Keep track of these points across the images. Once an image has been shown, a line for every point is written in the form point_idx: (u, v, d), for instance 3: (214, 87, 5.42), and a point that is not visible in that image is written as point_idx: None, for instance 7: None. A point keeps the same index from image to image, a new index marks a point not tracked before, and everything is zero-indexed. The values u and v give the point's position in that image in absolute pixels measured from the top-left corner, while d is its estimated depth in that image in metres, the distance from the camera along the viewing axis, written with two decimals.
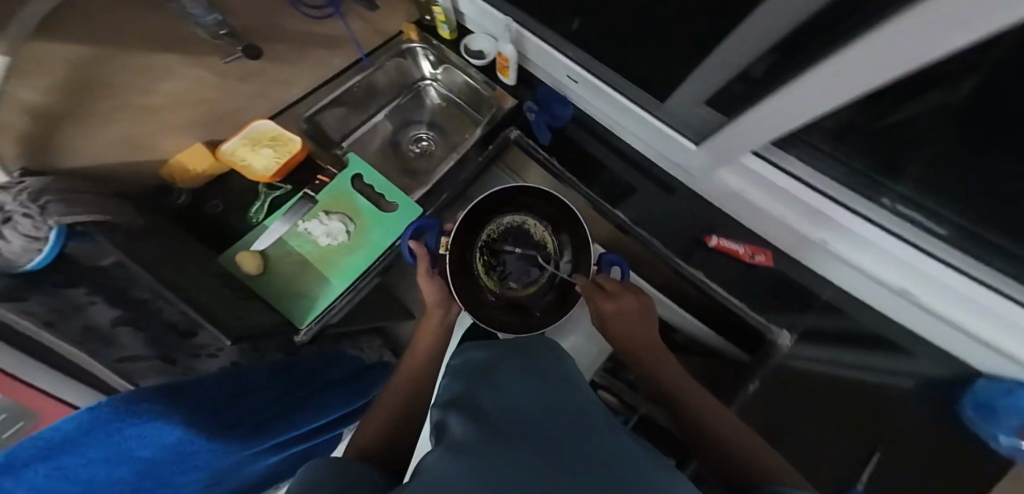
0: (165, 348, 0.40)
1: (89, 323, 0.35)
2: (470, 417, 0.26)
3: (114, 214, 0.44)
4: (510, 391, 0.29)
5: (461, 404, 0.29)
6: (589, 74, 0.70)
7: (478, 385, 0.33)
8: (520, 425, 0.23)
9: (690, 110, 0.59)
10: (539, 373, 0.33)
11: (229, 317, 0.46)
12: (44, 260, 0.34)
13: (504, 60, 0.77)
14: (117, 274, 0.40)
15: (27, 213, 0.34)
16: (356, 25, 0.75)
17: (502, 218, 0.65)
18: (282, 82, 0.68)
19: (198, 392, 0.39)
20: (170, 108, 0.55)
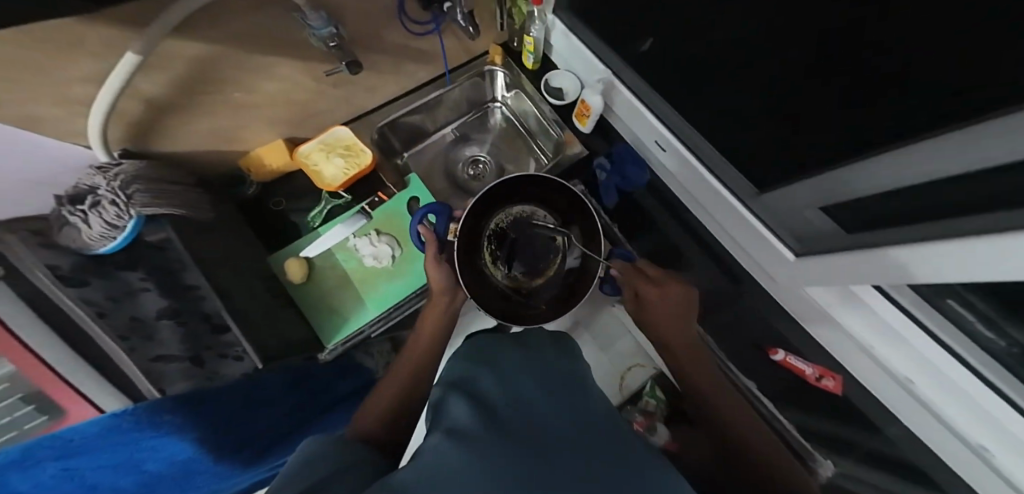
0: (198, 345, 0.39)
1: (136, 314, 0.36)
2: (475, 404, 0.30)
3: (192, 209, 0.44)
4: (516, 386, 0.34)
5: (464, 389, 0.33)
6: (668, 130, 0.61)
7: (479, 372, 0.36)
8: (527, 429, 0.27)
9: (793, 213, 0.50)
10: (541, 371, 0.38)
11: (261, 331, 0.44)
12: (117, 247, 0.37)
13: (585, 107, 0.68)
14: (170, 266, 0.39)
15: (114, 200, 0.36)
16: (450, 42, 0.67)
17: (511, 205, 0.57)
18: (370, 88, 0.66)
19: (219, 405, 0.37)
20: (259, 106, 0.53)
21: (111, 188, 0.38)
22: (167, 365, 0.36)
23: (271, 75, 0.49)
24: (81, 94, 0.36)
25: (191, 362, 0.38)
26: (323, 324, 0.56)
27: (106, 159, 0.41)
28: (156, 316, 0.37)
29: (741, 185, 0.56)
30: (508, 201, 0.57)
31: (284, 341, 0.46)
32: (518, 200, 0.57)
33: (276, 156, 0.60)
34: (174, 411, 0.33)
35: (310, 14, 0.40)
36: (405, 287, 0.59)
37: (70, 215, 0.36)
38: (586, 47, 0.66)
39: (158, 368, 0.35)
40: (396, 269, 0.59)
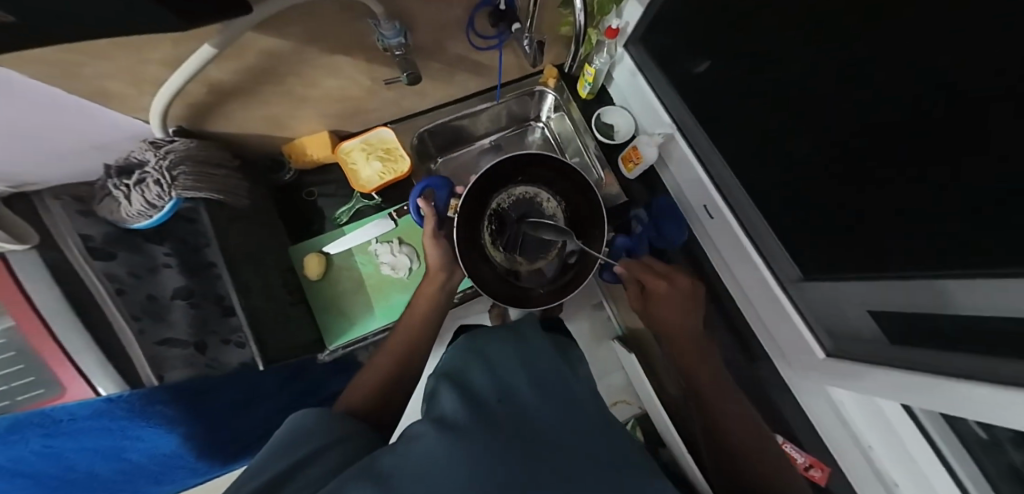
0: (203, 332, 0.39)
1: (153, 293, 0.38)
2: (465, 401, 0.34)
3: (229, 195, 0.47)
4: (514, 382, 0.39)
5: (459, 386, 0.37)
6: (706, 171, 0.60)
7: (476, 369, 0.41)
8: (513, 428, 0.31)
9: (838, 305, 0.48)
10: (534, 368, 0.42)
11: (268, 332, 0.43)
12: (151, 223, 0.40)
13: (635, 153, 0.64)
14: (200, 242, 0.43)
15: (158, 179, 0.40)
16: (509, 59, 0.65)
17: (514, 188, 0.61)
18: (422, 94, 0.64)
19: (212, 399, 0.37)
20: (313, 97, 0.53)
21: (158, 166, 0.41)
22: (171, 350, 0.35)
23: (336, 72, 0.50)
24: (150, 74, 0.36)
25: (195, 349, 0.38)
26: (329, 325, 0.55)
27: (160, 136, 0.43)
28: (170, 296, 0.39)
29: (785, 265, 0.54)
30: (511, 182, 0.60)
31: (289, 344, 0.46)
32: (521, 182, 0.61)
33: (318, 147, 0.60)
34: (168, 403, 0.33)
35: (384, 23, 0.40)
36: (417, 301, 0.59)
37: (115, 187, 0.39)
38: (653, 93, 0.64)
39: (164, 353, 0.35)
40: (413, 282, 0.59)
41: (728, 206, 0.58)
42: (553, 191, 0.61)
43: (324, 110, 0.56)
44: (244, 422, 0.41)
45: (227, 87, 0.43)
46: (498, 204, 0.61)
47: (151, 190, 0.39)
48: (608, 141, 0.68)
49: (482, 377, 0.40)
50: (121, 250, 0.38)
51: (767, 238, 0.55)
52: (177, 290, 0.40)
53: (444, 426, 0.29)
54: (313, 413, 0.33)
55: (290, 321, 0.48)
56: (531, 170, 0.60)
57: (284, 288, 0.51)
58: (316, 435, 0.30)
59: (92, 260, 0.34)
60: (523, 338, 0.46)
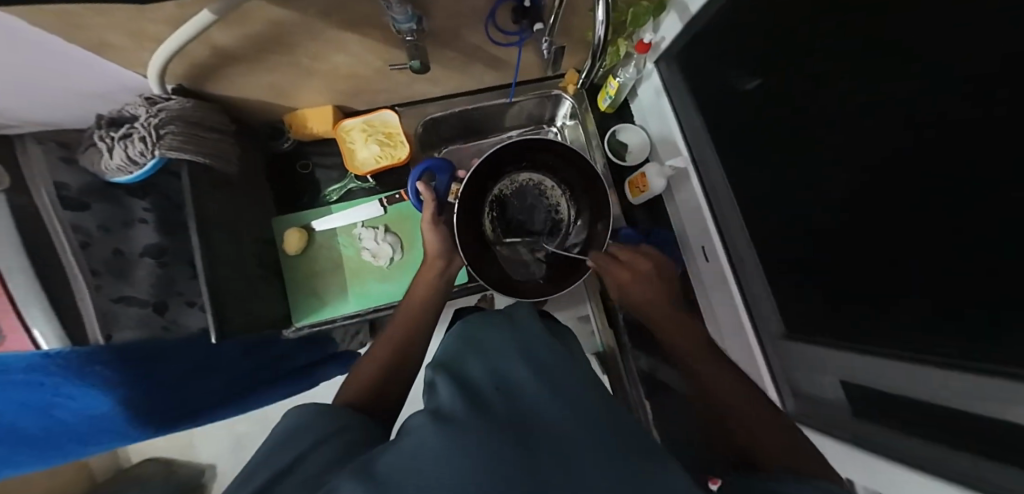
0: (164, 294, 0.40)
1: (121, 248, 0.38)
2: (461, 389, 0.24)
3: (217, 159, 0.47)
4: (514, 356, 0.29)
5: (451, 372, 0.27)
6: (708, 205, 0.58)
7: (467, 353, 0.30)
8: (525, 416, 0.22)
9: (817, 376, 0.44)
10: (540, 339, 0.32)
11: (232, 306, 0.44)
12: (132, 179, 0.41)
13: (642, 180, 0.63)
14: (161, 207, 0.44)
15: (144, 137, 0.40)
16: (528, 57, 0.61)
17: (519, 175, 0.63)
18: (433, 81, 0.62)
19: (160, 366, 0.37)
20: (321, 71, 0.52)
21: (147, 123, 0.41)
22: (127, 309, 0.36)
23: (347, 50, 0.48)
24: (150, 30, 0.36)
25: (153, 309, 0.39)
26: (299, 302, 0.57)
27: (159, 93, 0.44)
28: (138, 254, 0.40)
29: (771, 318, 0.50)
30: (515, 168, 0.62)
31: (254, 318, 0.47)
32: (524, 169, 0.63)
33: (319, 121, 0.59)
34: (107, 364, 0.32)
35: (397, 8, 0.38)
36: (392, 293, 0.59)
37: (100, 138, 0.40)
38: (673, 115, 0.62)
39: (118, 310, 0.35)
40: (389, 274, 0.59)
41: (723, 244, 0.56)
42: (558, 179, 0.63)
43: (331, 85, 0.56)
44: (198, 390, 0.41)
45: (235, 50, 0.43)
46: (501, 190, 0.63)
47: (134, 146, 0.40)
48: (620, 162, 0.67)
49: (473, 362, 0.29)
50: (95, 201, 0.39)
51: (758, 288, 0.52)
52: (145, 248, 0.40)
53: (435, 417, 0.21)
54: (310, 406, 0.31)
55: (257, 296, 0.48)
56: (537, 158, 0.61)
57: (257, 259, 0.51)
58: (302, 438, 0.27)
59: (61, 209, 0.35)
60: (523, 322, 0.36)
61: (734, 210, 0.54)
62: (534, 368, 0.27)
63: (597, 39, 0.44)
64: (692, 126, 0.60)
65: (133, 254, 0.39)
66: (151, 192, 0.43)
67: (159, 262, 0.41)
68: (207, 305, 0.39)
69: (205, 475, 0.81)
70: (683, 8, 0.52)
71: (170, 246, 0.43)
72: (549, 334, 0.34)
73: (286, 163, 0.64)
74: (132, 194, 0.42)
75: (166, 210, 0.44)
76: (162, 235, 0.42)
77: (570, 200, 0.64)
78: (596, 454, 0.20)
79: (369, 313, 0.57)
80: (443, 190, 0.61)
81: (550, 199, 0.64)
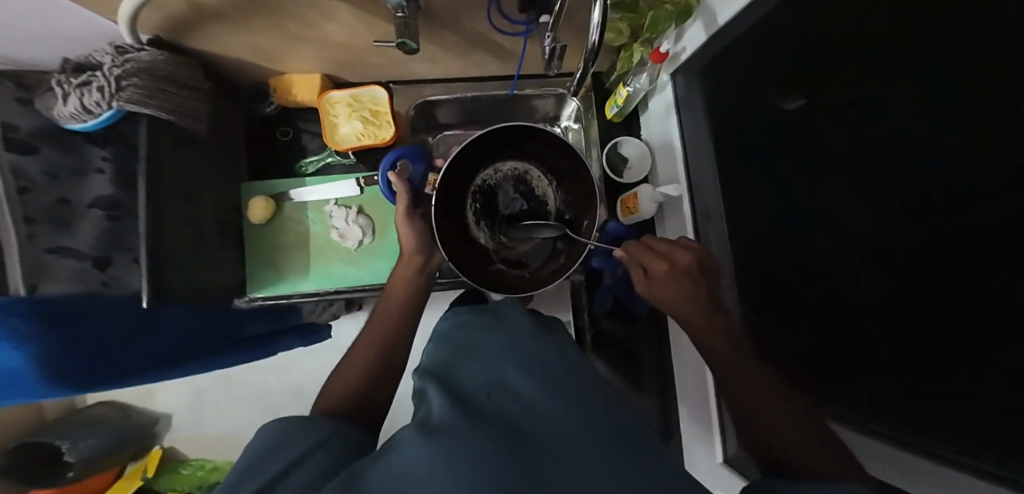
0: (104, 250, 0.45)
1: (68, 197, 0.43)
2: (454, 402, 0.35)
3: (181, 116, 0.48)
4: (501, 370, 0.40)
5: (445, 384, 0.39)
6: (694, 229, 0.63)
7: (462, 366, 0.42)
8: (503, 416, 0.33)
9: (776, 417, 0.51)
10: (528, 347, 0.44)
11: (172, 275, 0.47)
12: (89, 125, 0.42)
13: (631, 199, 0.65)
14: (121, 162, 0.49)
15: (103, 86, 0.40)
16: (532, 49, 0.57)
17: (502, 164, 0.62)
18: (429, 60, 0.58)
19: (84, 325, 0.41)
20: (310, 38, 0.49)
21: (109, 73, 0.41)
22: (62, 261, 0.41)
23: (334, 21, 0.45)
24: None
25: (91, 264, 0.44)
26: (258, 275, 0.63)
27: (130, 41, 0.44)
28: (87, 205, 0.44)
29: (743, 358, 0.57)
30: (499, 157, 0.61)
31: (199, 284, 0.52)
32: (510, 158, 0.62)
33: (306, 89, 0.62)
34: (27, 319, 0.36)
35: None
36: (349, 276, 0.63)
37: (58, 83, 0.40)
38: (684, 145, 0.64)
39: (51, 263, 0.40)
40: (350, 260, 0.64)
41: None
42: (544, 168, 0.62)
43: (326, 52, 0.54)
44: (129, 351, 0.45)
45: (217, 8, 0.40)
46: (485, 181, 0.62)
47: (91, 95, 0.40)
48: (616, 179, 0.68)
49: (462, 370, 0.42)
50: (48, 146, 0.43)
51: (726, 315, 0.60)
52: (94, 199, 0.45)
53: (429, 426, 0.32)
54: (286, 421, 0.36)
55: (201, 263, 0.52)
56: (519, 146, 0.60)
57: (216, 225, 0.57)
58: (292, 443, 0.33)
59: (5, 151, 0.39)
60: (509, 319, 0.51)
61: (717, 239, 0.60)
62: (525, 380, 0.38)
63: (589, 41, 0.34)
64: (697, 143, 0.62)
65: (81, 206, 0.44)
66: (114, 142, 0.48)
67: (108, 215, 0.46)
68: (144, 275, 0.43)
69: (158, 423, 0.93)
70: (710, 17, 0.50)
71: (123, 201, 0.48)
72: (534, 328, 0.48)
73: (270, 125, 0.69)
74: (92, 143, 0.46)
75: (124, 159, 0.49)
76: (115, 188, 0.47)
77: (557, 190, 0.63)
78: (595, 452, 0.28)
79: (326, 293, 0.62)
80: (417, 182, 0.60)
81: (536, 189, 0.63)
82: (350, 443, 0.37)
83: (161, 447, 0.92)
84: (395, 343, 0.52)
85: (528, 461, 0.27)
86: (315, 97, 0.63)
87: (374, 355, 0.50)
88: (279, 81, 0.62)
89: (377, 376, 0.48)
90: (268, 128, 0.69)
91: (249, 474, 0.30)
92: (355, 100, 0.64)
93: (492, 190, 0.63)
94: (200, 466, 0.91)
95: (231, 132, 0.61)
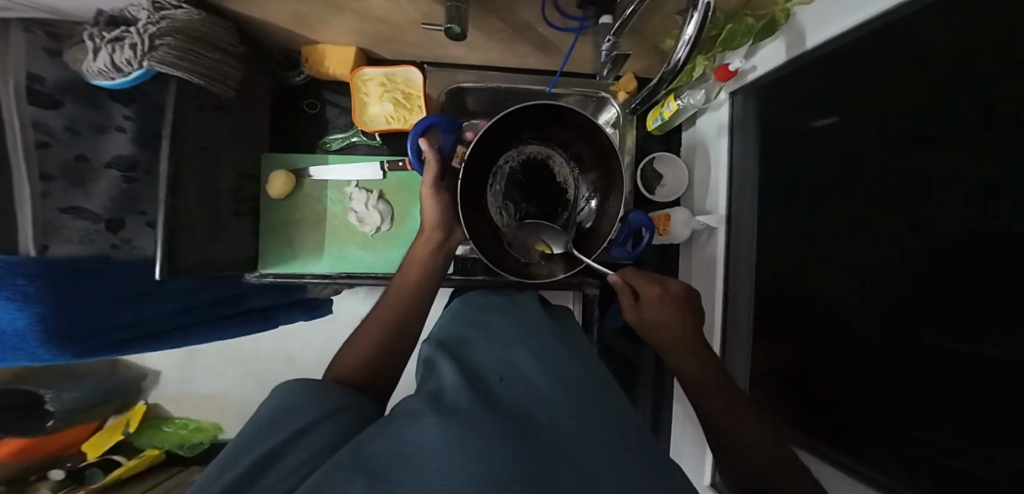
0: (120, 211, 0.47)
1: (86, 155, 0.44)
2: (463, 387, 0.40)
3: (211, 82, 0.47)
4: (518, 346, 0.53)
5: (457, 371, 0.44)
6: (724, 251, 0.68)
7: (476, 353, 0.51)
8: (509, 406, 0.39)
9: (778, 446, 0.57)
10: (535, 344, 0.53)
11: (185, 245, 0.47)
12: (120, 84, 0.42)
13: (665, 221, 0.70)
14: (142, 125, 0.50)
15: (134, 44, 0.40)
16: (583, 48, 0.54)
17: (527, 147, 0.60)
18: (472, 46, 0.55)
19: (90, 294, 0.44)
20: (350, 9, 0.46)
21: (143, 29, 0.40)
22: (75, 221, 0.43)
23: None
24: None
25: (103, 226, 0.46)
26: (272, 251, 0.62)
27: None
28: (105, 164, 0.46)
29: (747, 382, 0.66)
30: (523, 141, 0.59)
31: (213, 255, 0.53)
32: (533, 142, 0.60)
33: (339, 63, 0.59)
34: (31, 279, 0.38)
35: None
36: (365, 260, 0.64)
37: (91, 36, 0.40)
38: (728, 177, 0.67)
39: (63, 221, 0.43)
40: (365, 245, 0.64)
41: (725, 283, 0.69)
42: (567, 154, 0.61)
43: (359, 27, 0.52)
44: (121, 318, 0.49)
45: None
46: (507, 162, 0.61)
47: (122, 53, 0.40)
48: (648, 195, 0.75)
49: (451, 369, 0.46)
50: (71, 101, 0.44)
51: (739, 332, 0.67)
52: (113, 159, 0.47)
53: (442, 404, 0.36)
54: (298, 384, 0.38)
55: (216, 232, 0.53)
56: (543, 130, 0.59)
57: (233, 196, 0.56)
58: (301, 413, 0.34)
59: (27, 105, 0.41)
60: (527, 305, 0.69)
61: (745, 270, 0.66)
62: (530, 375, 0.45)
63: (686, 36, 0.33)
64: (741, 174, 0.66)
65: (99, 165, 0.46)
66: (138, 101, 0.49)
67: (124, 176, 0.48)
68: (160, 246, 0.43)
69: (145, 379, 1.06)
70: (797, 39, 0.50)
71: (142, 161, 0.49)
72: (542, 319, 0.64)
73: (298, 95, 0.69)
74: (116, 100, 0.47)
75: (146, 119, 0.50)
76: (136, 146, 0.49)
77: (580, 177, 0.62)
78: (590, 446, 0.35)
79: (338, 276, 0.62)
80: (446, 153, 0.59)
81: (558, 175, 0.62)
82: (361, 413, 0.39)
83: (145, 402, 1.04)
84: (405, 323, 0.51)
85: (533, 444, 0.33)
86: (348, 73, 0.61)
87: (383, 334, 0.49)
88: (311, 52, 0.59)
89: (386, 352, 0.48)
90: (296, 99, 0.68)
91: (262, 436, 0.32)
92: (389, 79, 0.62)
93: (513, 173, 0.61)
94: (182, 426, 1.04)
95: (258, 101, 0.61)
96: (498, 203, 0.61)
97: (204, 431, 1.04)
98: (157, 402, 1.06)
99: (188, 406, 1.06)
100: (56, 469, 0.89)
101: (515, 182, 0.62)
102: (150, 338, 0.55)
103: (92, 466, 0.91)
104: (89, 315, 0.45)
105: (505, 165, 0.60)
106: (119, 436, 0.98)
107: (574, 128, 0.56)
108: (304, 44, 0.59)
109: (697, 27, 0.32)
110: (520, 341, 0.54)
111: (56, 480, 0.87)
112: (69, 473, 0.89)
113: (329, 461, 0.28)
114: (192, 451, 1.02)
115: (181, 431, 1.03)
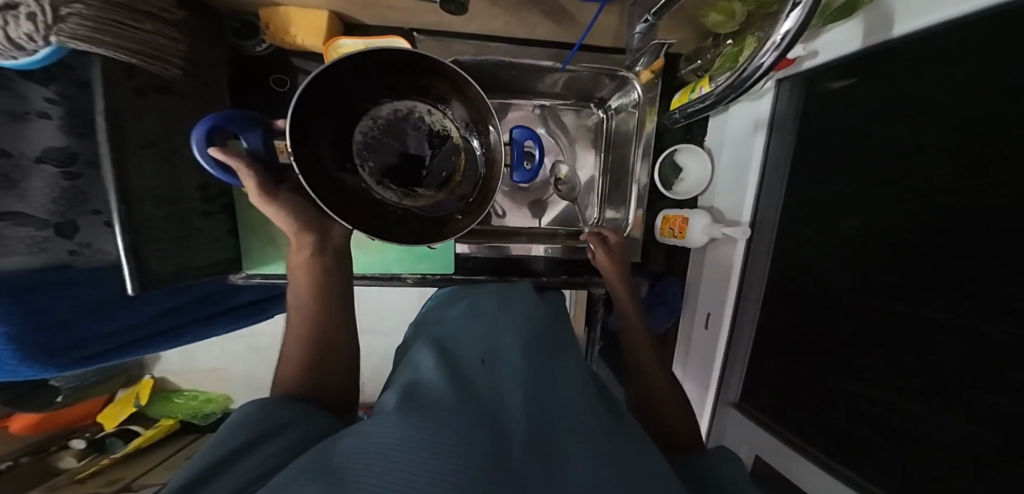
0: (70, 214, 0.41)
1: (8, 149, 0.36)
2: (438, 384, 0.38)
3: (145, 58, 0.39)
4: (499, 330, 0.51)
5: (432, 367, 0.42)
6: (741, 263, 0.66)
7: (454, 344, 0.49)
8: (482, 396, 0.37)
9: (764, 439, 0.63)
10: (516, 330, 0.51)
11: (154, 258, 0.41)
12: (28, 64, 0.33)
13: (683, 220, 0.67)
14: (75, 105, 0.41)
15: (33, 14, 0.30)
16: (607, 19, 0.48)
17: (382, 110, 0.45)
18: (473, 16, 0.48)
19: (56, 310, 0.40)
20: None
21: None
22: (18, 229, 0.37)
23: None
24: None
25: (53, 232, 0.40)
26: (255, 251, 0.60)
27: None
28: (35, 159, 0.38)
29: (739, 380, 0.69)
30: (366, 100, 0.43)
31: (189, 259, 0.48)
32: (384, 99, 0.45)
33: (305, 31, 0.52)
34: None
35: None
36: None
37: None
38: (756, 185, 0.63)
39: (2, 231, 0.35)
40: None
41: (737, 294, 0.67)
42: (430, 97, 0.46)
43: None
44: (97, 327, 0.45)
45: None
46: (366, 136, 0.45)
47: (19, 25, 0.30)
48: (665, 192, 0.71)
49: (429, 359, 0.44)
50: None
51: (741, 341, 0.68)
52: (44, 152, 0.39)
53: (410, 403, 0.34)
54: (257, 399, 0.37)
55: (185, 235, 0.47)
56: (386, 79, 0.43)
57: (201, 195, 0.52)
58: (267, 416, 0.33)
59: None
60: (518, 285, 0.67)
61: (759, 276, 0.65)
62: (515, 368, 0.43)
63: (779, 32, 0.26)
64: (769, 182, 0.62)
65: (28, 159, 0.38)
66: (61, 78, 0.39)
67: (64, 171, 0.40)
68: (124, 259, 0.38)
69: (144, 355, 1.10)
70: (874, 22, 0.43)
71: (82, 152, 0.42)
72: (529, 298, 0.62)
73: (262, 68, 0.60)
74: (30, 79, 0.37)
75: (75, 100, 0.41)
76: (66, 132, 0.40)
77: (454, 118, 0.47)
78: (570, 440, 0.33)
79: None
80: (262, 153, 0.44)
81: (432, 126, 0.47)
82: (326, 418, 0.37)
83: (152, 377, 1.10)
84: (326, 332, 0.44)
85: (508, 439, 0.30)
86: (319, 45, 0.53)
87: (304, 348, 0.42)
88: (272, 15, 0.51)
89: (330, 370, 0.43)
90: (261, 72, 0.60)
91: (220, 437, 0.30)
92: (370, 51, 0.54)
93: (382, 142, 0.46)
94: (191, 397, 1.10)
95: (210, 76, 0.52)
96: (382, 181, 0.46)
97: (214, 402, 1.10)
98: (163, 376, 1.11)
99: (191, 378, 1.11)
100: (76, 439, 1.02)
101: (385, 155, 0.46)
102: (130, 346, 0.52)
103: (111, 436, 1.05)
104: (59, 329, 0.41)
105: (364, 139, 0.45)
106: (132, 407, 1.06)
107: (422, 66, 0.42)
108: (263, 7, 0.51)
109: (797, 23, 0.25)
110: (503, 323, 0.52)
111: (79, 448, 1.02)
112: (90, 442, 1.04)
113: (292, 465, 0.25)
114: (206, 420, 1.11)
115: (192, 402, 1.10)
